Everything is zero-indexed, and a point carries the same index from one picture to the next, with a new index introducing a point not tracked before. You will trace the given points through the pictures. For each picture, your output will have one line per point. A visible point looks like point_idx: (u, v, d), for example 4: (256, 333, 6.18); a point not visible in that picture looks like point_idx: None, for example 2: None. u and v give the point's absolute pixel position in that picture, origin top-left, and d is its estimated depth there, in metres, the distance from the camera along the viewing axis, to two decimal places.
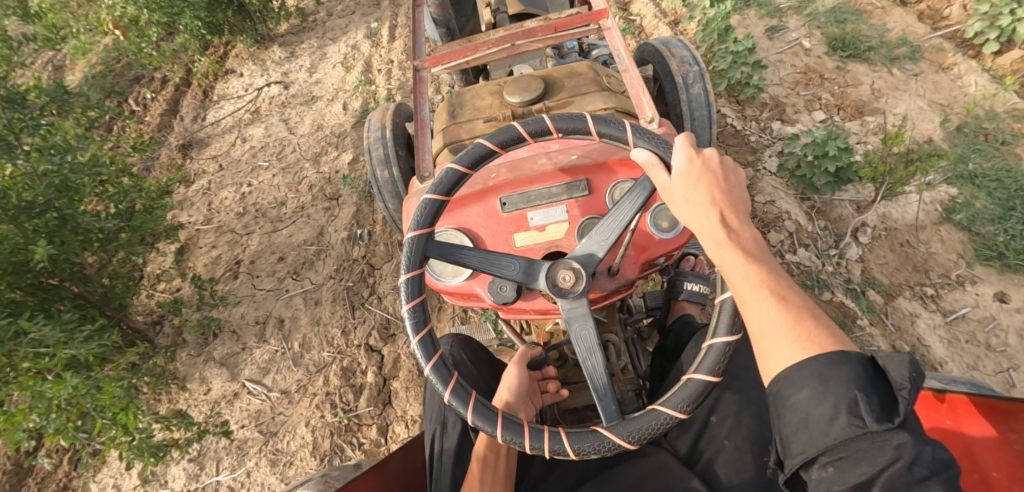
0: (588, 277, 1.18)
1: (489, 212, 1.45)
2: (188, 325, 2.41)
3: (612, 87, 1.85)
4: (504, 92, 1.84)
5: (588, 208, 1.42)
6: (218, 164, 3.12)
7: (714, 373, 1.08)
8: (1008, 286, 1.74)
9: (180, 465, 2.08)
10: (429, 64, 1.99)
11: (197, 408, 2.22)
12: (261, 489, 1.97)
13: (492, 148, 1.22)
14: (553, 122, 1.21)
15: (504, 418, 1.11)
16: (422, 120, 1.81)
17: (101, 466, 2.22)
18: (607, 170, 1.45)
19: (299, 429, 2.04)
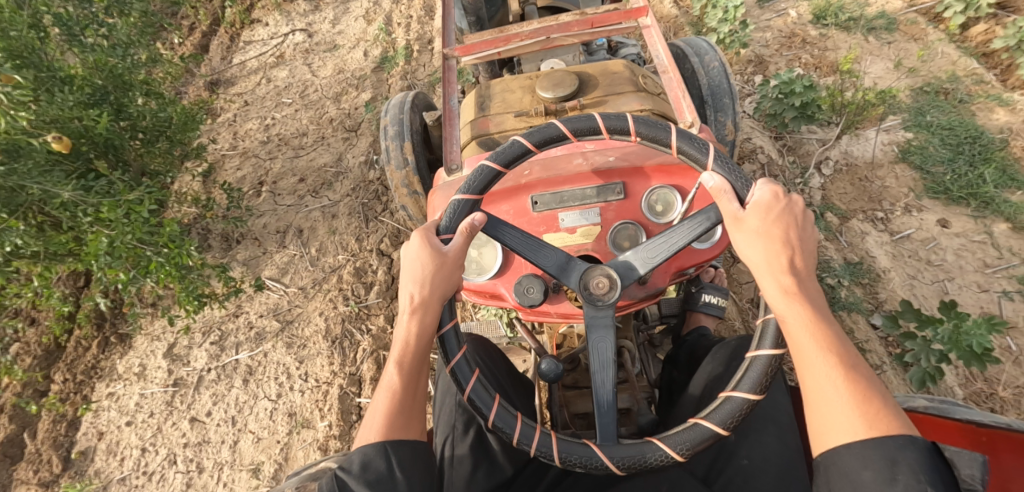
0: (621, 288, 1.17)
1: (519, 211, 1.43)
2: (213, 230, 2.63)
3: (647, 87, 1.87)
4: (537, 87, 1.86)
5: (621, 212, 1.39)
6: (243, 101, 3.34)
7: (724, 426, 1.02)
8: (951, 215, 1.98)
9: (202, 347, 2.32)
10: (458, 53, 2.09)
11: (220, 306, 2.40)
12: (276, 365, 2.18)
13: (564, 132, 1.16)
14: (604, 121, 1.15)
15: (499, 404, 1.11)
16: (450, 110, 1.89)
17: (129, 349, 2.43)
18: (644, 175, 1.42)
19: (314, 318, 2.26)
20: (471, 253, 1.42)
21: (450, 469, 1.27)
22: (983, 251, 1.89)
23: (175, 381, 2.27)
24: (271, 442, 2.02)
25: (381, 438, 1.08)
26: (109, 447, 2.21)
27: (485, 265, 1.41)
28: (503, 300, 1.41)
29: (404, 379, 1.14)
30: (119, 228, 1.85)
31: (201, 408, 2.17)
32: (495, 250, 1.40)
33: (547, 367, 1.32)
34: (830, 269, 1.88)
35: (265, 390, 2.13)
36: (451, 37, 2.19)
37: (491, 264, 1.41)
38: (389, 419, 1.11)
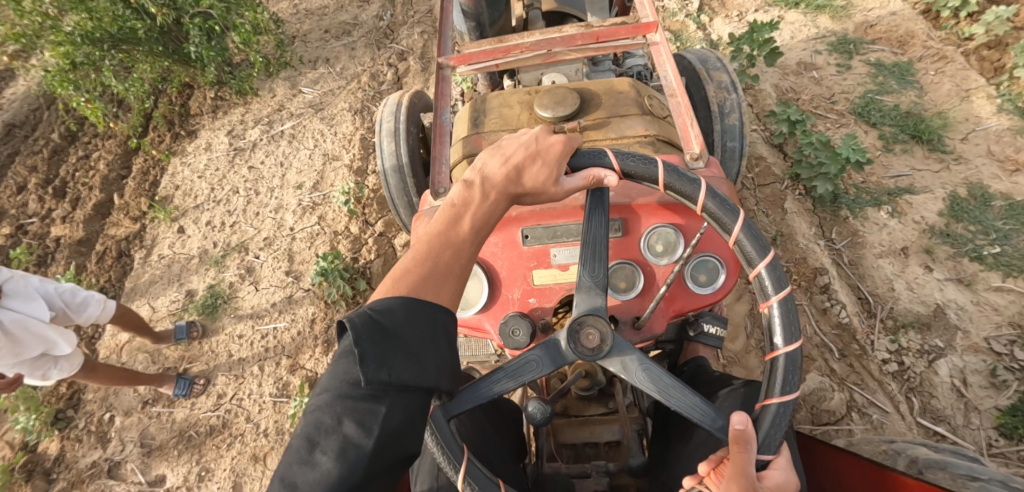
0: (614, 343, 1.00)
1: (508, 243, 1.33)
2: (250, 60, 3.32)
3: (655, 111, 1.69)
4: (536, 103, 1.67)
5: (619, 252, 1.30)
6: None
7: None
8: (787, 13, 2.84)
9: (256, 129, 3.12)
10: (454, 63, 1.96)
11: (267, 103, 3.23)
12: (312, 131, 3.00)
13: (616, 168, 1.05)
14: (665, 175, 1.04)
15: (470, 464, 0.93)
16: (440, 126, 1.79)
17: (196, 138, 3.20)
18: (648, 211, 1.31)
19: (339, 103, 3.09)
20: None
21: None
22: (806, 30, 2.75)
23: (235, 149, 3.06)
24: (310, 171, 2.82)
25: (399, 292, 0.95)
26: (184, 193, 2.96)
27: (469, 300, 1.32)
28: (488, 336, 1.32)
29: (442, 258, 1.00)
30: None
31: (256, 160, 2.97)
32: (479, 284, 1.31)
33: (534, 409, 1.13)
34: (692, 42, 2.79)
35: (305, 144, 2.95)
36: (448, 47, 2.07)
37: (475, 298, 1.32)
38: (407, 280, 0.98)
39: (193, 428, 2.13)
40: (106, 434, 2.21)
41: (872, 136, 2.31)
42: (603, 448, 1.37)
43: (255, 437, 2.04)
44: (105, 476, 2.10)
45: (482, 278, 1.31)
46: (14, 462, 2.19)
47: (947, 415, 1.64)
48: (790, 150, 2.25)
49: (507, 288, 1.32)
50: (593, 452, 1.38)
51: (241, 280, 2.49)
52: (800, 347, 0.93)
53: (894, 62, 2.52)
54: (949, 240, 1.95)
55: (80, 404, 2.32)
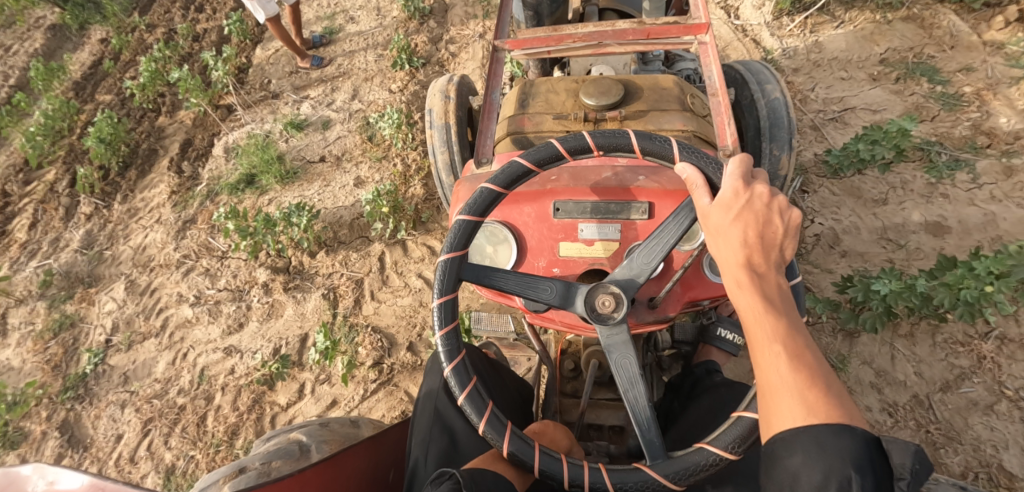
0: (626, 302, 1.28)
1: (541, 216, 1.68)
2: None
3: (690, 112, 2.40)
4: (583, 95, 2.44)
5: (643, 234, 1.61)
6: None
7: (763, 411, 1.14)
8: None
9: None
10: (510, 48, 2.62)
11: None
12: None
13: (561, 151, 1.36)
14: (638, 142, 1.34)
15: (510, 431, 1.19)
16: (490, 104, 2.50)
17: None
18: (669, 198, 1.62)
19: None
20: (489, 250, 1.70)
21: (421, 468, 1.28)
22: None
23: None
24: None
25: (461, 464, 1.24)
26: None
27: (501, 262, 1.68)
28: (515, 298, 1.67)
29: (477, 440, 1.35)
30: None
31: None
32: (509, 249, 1.67)
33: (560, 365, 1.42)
34: None
35: None
36: (506, 31, 2.72)
37: (504, 260, 1.69)
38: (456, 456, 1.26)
39: (326, 76, 3.50)
40: (268, 86, 3.58)
41: None
42: (606, 431, 1.87)
43: (367, 72, 3.45)
44: (272, 99, 3.46)
45: (512, 242, 1.65)
46: (210, 99, 3.52)
47: (745, 16, 3.08)
48: None
49: (536, 255, 1.66)
50: (597, 434, 1.88)
51: (348, 22, 3.91)
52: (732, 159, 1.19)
53: None
54: None
55: (246, 80, 3.68)
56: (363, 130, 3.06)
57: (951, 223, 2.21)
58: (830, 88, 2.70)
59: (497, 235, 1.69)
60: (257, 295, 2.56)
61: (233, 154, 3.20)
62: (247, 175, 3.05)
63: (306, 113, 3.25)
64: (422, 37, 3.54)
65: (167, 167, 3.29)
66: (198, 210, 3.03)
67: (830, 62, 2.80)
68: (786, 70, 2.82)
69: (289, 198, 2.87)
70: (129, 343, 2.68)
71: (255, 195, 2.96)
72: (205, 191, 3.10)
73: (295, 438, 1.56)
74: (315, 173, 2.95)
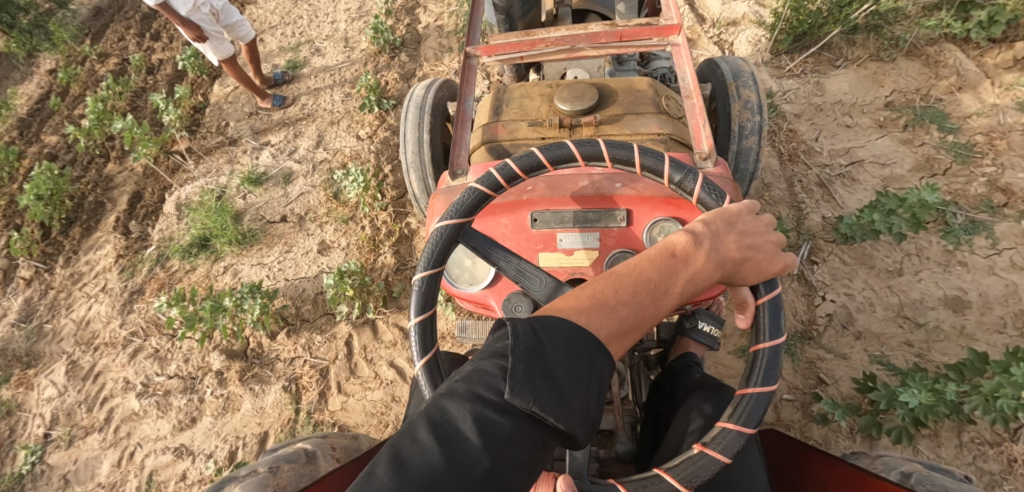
0: None
1: (519, 226, 1.52)
2: None
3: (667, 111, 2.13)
4: (559, 100, 2.21)
5: (622, 241, 1.48)
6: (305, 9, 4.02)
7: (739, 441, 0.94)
8: None
9: None
10: (481, 53, 2.40)
11: None
12: None
13: (515, 172, 1.16)
14: (642, 158, 1.15)
15: None
16: (462, 114, 2.25)
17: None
18: (648, 206, 1.49)
19: None
20: (466, 262, 1.52)
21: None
22: None
23: None
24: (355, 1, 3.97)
25: (596, 324, 0.90)
26: (259, 21, 4.05)
27: (478, 277, 1.51)
28: (493, 311, 1.52)
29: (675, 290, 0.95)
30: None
31: None
32: (488, 264, 1.50)
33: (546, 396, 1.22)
34: None
35: None
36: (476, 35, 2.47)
37: (487, 275, 1.51)
38: (608, 307, 0.92)
39: (288, 118, 3.21)
40: (225, 129, 3.27)
41: None
42: (595, 436, 1.54)
43: (333, 114, 3.16)
44: (229, 145, 3.15)
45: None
46: (161, 146, 3.21)
47: (740, 51, 2.87)
48: None
49: None
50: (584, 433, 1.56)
51: (313, 54, 3.62)
52: (776, 288, 1.01)
53: None
54: None
55: (202, 123, 3.37)
56: (327, 185, 2.77)
57: (971, 297, 2.02)
58: (835, 137, 2.49)
59: (471, 251, 1.51)
60: (211, 386, 2.30)
61: (185, 210, 2.91)
62: (201, 238, 2.77)
63: (264, 163, 2.96)
64: (393, 74, 3.26)
65: (113, 226, 2.98)
66: (146, 279, 2.74)
67: (834, 105, 2.59)
68: (787, 116, 2.58)
69: (246, 267, 2.60)
70: (70, 438, 2.41)
71: (209, 262, 2.68)
72: (155, 254, 2.81)
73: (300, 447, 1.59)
74: (275, 235, 2.68)
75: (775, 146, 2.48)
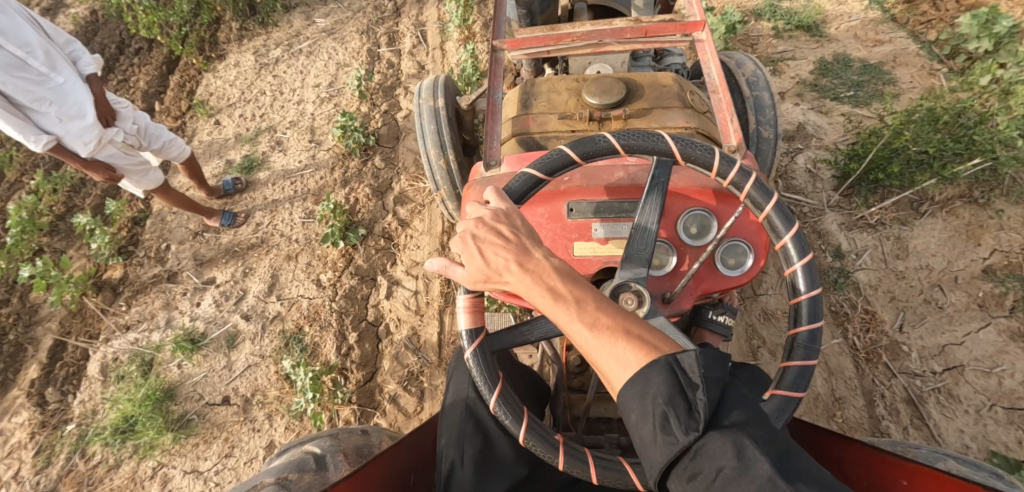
0: (649, 301, 1.18)
1: (554, 216, 1.45)
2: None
3: (695, 107, 2.08)
4: (587, 92, 2.09)
5: (662, 230, 1.36)
6: (272, 84, 3.49)
7: (774, 426, 1.09)
8: None
9: (279, 49, 3.71)
10: (508, 46, 2.24)
11: (286, 31, 3.84)
12: (329, 48, 3.60)
13: (574, 158, 1.27)
14: (673, 144, 1.24)
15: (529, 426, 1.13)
16: (493, 106, 2.10)
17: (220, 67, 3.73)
18: (683, 198, 1.40)
19: (348, 29, 3.70)
20: None
21: (458, 470, 1.27)
22: None
23: (261, 64, 3.64)
24: (326, 75, 3.42)
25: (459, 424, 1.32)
26: (218, 97, 3.51)
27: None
28: None
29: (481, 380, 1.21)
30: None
31: (280, 71, 3.56)
32: None
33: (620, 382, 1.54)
34: None
35: (321, 57, 3.55)
36: (502, 28, 2.30)
37: None
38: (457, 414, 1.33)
39: (237, 245, 2.66)
40: (164, 256, 2.73)
41: (767, 28, 2.95)
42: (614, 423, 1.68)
43: (289, 243, 2.59)
44: (167, 281, 2.62)
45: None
46: (90, 279, 2.69)
47: (802, 187, 2.26)
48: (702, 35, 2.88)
49: (549, 258, 1.44)
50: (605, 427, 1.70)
51: (272, 149, 3.06)
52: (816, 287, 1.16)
53: None
54: (816, 89, 2.60)
55: (141, 240, 2.84)
56: (279, 355, 2.26)
57: None
58: (922, 323, 1.95)
59: None
60: None
61: (111, 376, 2.40)
62: (121, 423, 2.23)
63: (204, 319, 2.43)
64: (364, 188, 2.70)
65: (24, 389, 2.44)
66: (62, 473, 2.22)
67: (919, 273, 2.04)
68: (861, 288, 2.02)
69: (177, 476, 2.11)
70: None
71: (135, 458, 2.18)
72: (73, 436, 2.30)
73: (308, 450, 1.49)
74: (215, 427, 2.18)
75: (848, 338, 1.95)
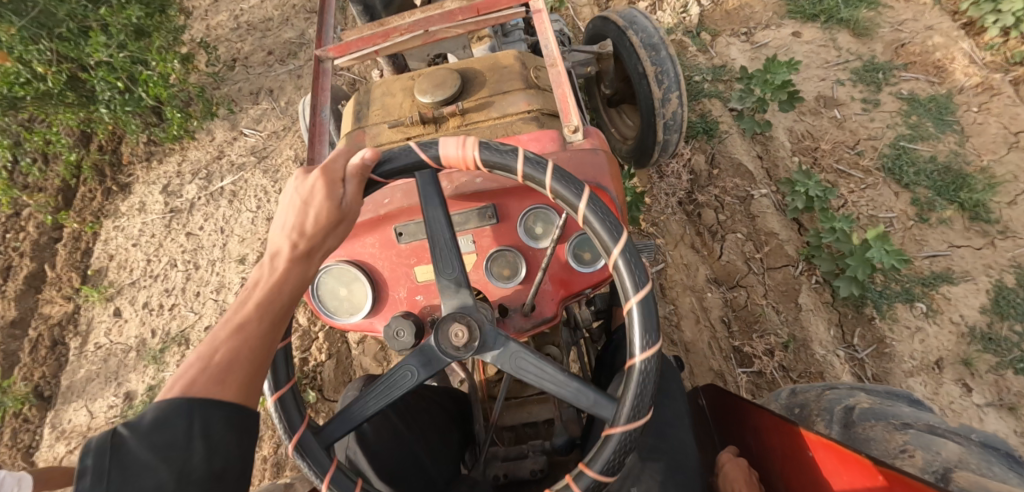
0: (481, 334, 0.96)
1: (385, 243, 1.27)
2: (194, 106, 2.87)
3: (538, 83, 1.72)
4: (416, 91, 1.70)
5: (499, 238, 1.27)
6: (183, 249, 2.56)
7: (633, 419, 0.86)
8: (804, 29, 2.41)
9: (194, 183, 2.73)
10: (334, 54, 1.82)
11: (205, 150, 2.83)
12: (256, 188, 2.63)
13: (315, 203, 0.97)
14: (474, 150, 0.95)
15: None
16: (320, 124, 1.70)
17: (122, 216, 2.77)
18: (517, 197, 1.27)
19: (285, 151, 2.72)
20: (341, 292, 1.26)
21: None
22: (826, 53, 2.33)
23: (171, 210, 2.69)
24: (255, 241, 2.48)
25: None
26: (119, 264, 2.64)
27: (357, 305, 1.26)
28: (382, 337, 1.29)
29: None
30: (117, 35, 2.24)
31: (195, 225, 2.61)
32: (364, 288, 1.25)
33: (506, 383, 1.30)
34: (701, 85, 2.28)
35: (247, 205, 2.58)
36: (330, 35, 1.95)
37: (364, 301, 1.26)
38: None
39: None
40: None
41: (903, 200, 1.97)
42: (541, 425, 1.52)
43: None
44: None
45: (364, 282, 1.24)
46: None
47: None
48: (809, 228, 1.90)
49: (392, 289, 1.27)
50: (533, 431, 1.54)
51: None
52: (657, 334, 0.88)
53: (931, 96, 2.17)
54: (990, 349, 1.68)
55: None
56: None
57: None
58: None
59: (339, 280, 1.25)
60: None
61: None
62: None
63: None
64: None
65: None
66: None
67: None
68: None
69: None
70: None
71: None
72: None
73: None
74: None
75: None
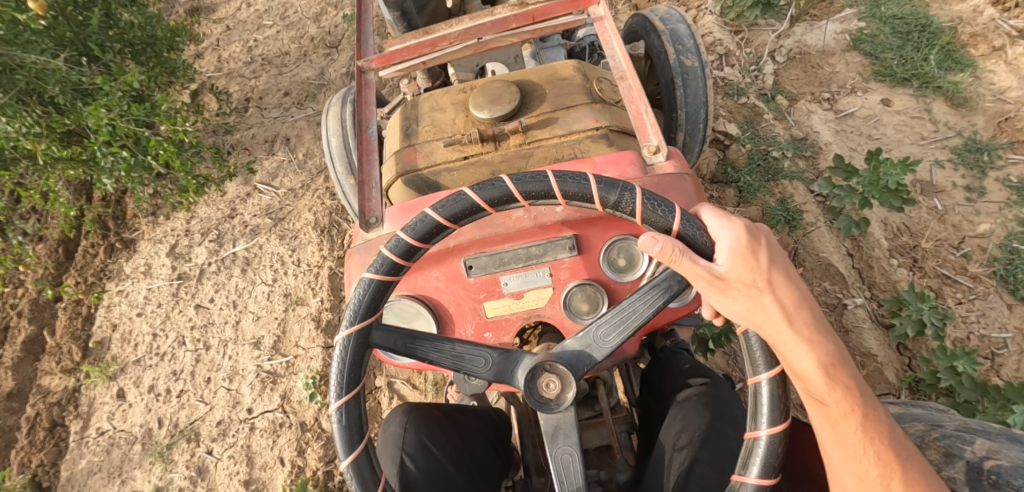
0: (575, 383, 0.94)
1: (452, 276, 1.19)
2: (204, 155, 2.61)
3: (603, 96, 1.47)
4: (471, 105, 1.44)
5: (577, 271, 1.17)
6: (191, 325, 2.33)
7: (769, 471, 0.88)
8: (894, 95, 2.13)
9: (203, 245, 2.49)
10: (377, 65, 1.62)
11: (215, 206, 2.57)
12: (272, 256, 2.40)
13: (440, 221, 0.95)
14: (682, 226, 0.93)
15: None
16: (368, 141, 1.44)
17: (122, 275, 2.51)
18: (600, 227, 1.18)
19: (304, 214, 2.48)
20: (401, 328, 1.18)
21: None
22: (920, 126, 2.05)
23: (179, 276, 2.45)
24: (271, 321, 2.26)
25: None
26: (123, 337, 2.39)
27: None
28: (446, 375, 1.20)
29: None
30: (116, 103, 1.97)
31: (204, 296, 2.38)
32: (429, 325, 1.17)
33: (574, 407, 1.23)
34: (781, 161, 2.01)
35: (262, 277, 2.36)
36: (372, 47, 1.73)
37: None
38: None
39: None
40: None
41: (1019, 316, 1.71)
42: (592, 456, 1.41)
43: None
44: None
45: (428, 317, 1.17)
46: None
47: None
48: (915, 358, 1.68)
49: (459, 326, 1.18)
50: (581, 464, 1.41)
51: (191, 485, 2.04)
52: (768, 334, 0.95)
53: None
54: None
55: None
56: None
57: None
58: None
59: (400, 313, 1.18)
60: None
61: None
62: None
63: None
64: None
65: None
66: None
67: None
68: None
69: None
70: None
71: None
72: None
73: None
74: None
75: None
